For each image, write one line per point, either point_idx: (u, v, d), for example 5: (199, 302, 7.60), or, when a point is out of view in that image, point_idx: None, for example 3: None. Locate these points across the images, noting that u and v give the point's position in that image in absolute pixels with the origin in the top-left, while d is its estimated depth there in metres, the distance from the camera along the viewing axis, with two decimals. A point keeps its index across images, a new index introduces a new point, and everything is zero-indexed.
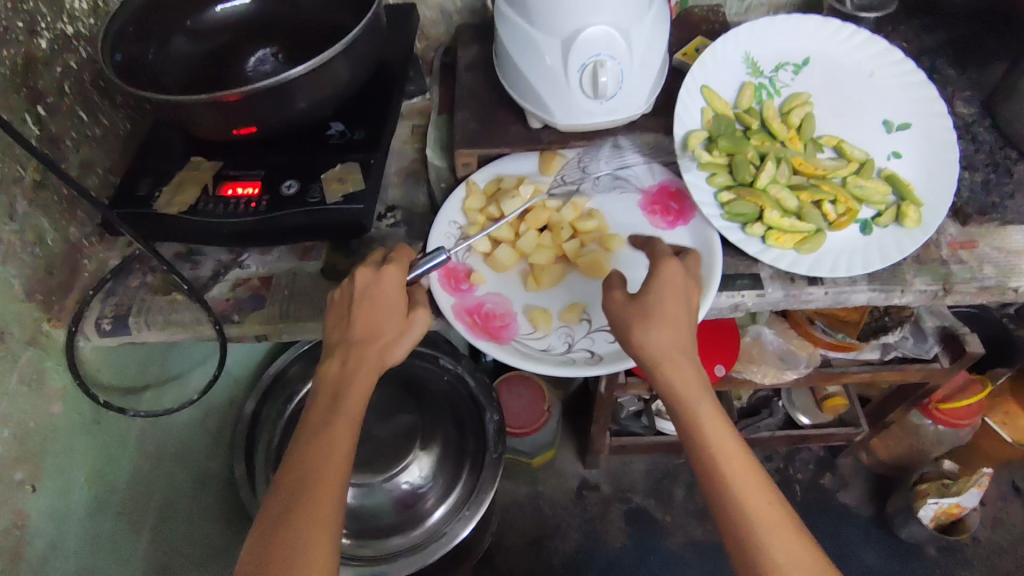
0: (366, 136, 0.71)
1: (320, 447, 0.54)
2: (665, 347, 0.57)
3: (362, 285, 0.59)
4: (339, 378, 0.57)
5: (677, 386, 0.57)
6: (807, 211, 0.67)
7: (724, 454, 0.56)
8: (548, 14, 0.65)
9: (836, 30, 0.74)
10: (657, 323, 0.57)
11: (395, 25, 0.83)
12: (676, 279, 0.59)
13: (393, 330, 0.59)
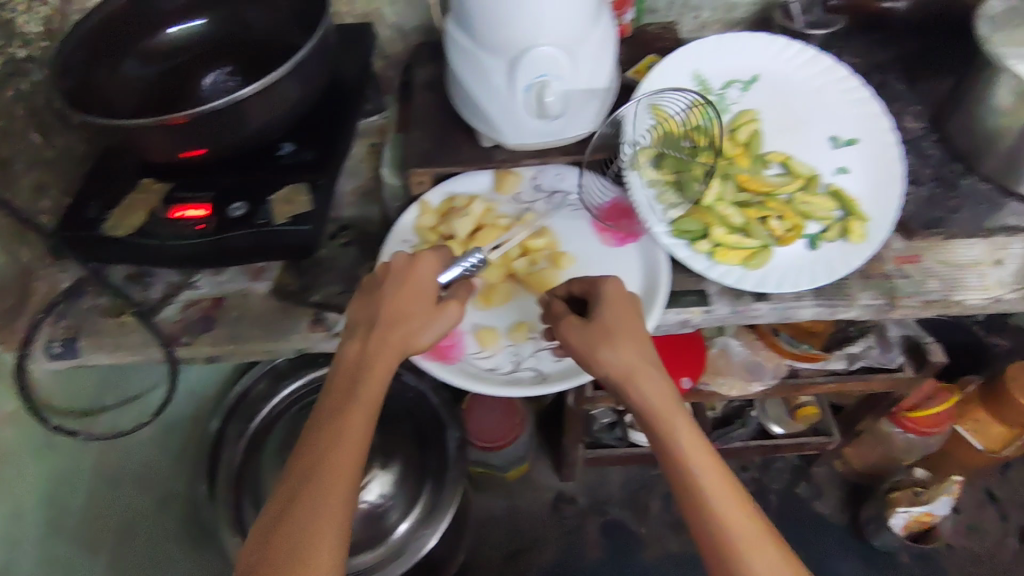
0: (316, 157, 0.71)
1: (328, 442, 0.53)
2: (629, 363, 0.57)
3: (396, 270, 0.59)
4: (353, 369, 0.56)
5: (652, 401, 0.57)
6: (752, 227, 0.68)
7: (705, 466, 0.55)
8: (493, 36, 0.65)
9: (783, 48, 0.75)
10: (617, 340, 0.58)
11: (351, 44, 0.83)
12: (622, 297, 0.61)
13: (420, 314, 0.58)
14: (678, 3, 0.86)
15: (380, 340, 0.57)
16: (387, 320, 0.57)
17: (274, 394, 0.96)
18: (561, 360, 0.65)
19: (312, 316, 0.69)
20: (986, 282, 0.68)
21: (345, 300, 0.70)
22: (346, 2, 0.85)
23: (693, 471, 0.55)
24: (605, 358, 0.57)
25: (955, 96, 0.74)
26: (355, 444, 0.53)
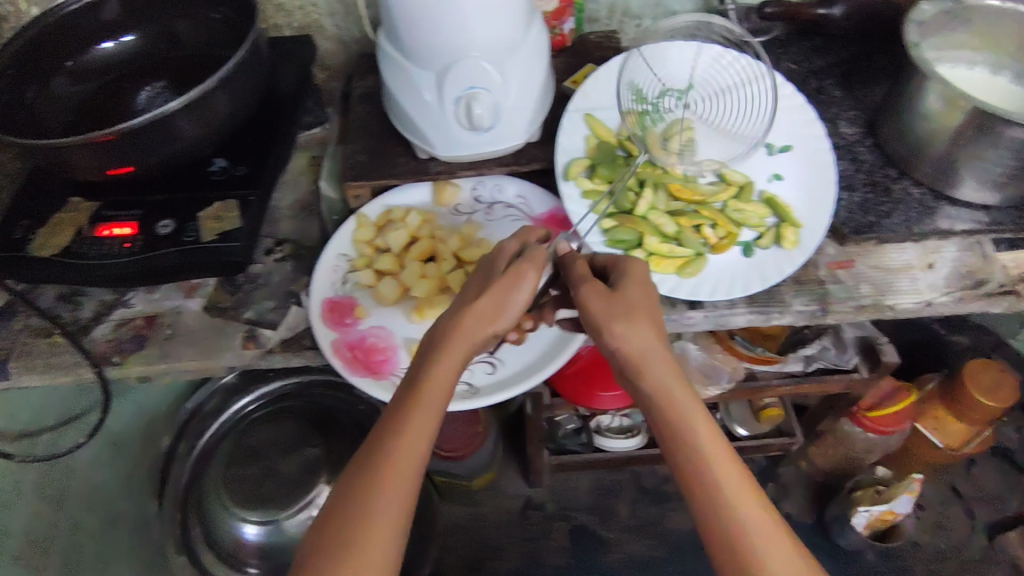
0: (248, 171, 0.71)
1: (396, 429, 0.52)
2: (644, 343, 0.56)
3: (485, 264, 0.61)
4: (426, 355, 0.55)
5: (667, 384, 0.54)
6: (685, 236, 0.68)
7: (716, 456, 0.52)
8: (420, 48, 0.65)
9: (718, 57, 0.76)
10: (636, 318, 0.56)
11: (289, 57, 0.83)
12: (643, 278, 0.60)
13: (502, 295, 0.56)
14: (618, 12, 0.87)
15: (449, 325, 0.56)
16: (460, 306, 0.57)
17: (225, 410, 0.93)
18: (494, 372, 0.65)
19: (245, 332, 0.68)
20: (917, 286, 0.68)
21: (277, 315, 0.69)
22: (284, 15, 0.84)
23: (702, 460, 0.52)
24: (620, 333, 0.56)
25: (887, 101, 0.75)
26: (423, 431, 0.52)
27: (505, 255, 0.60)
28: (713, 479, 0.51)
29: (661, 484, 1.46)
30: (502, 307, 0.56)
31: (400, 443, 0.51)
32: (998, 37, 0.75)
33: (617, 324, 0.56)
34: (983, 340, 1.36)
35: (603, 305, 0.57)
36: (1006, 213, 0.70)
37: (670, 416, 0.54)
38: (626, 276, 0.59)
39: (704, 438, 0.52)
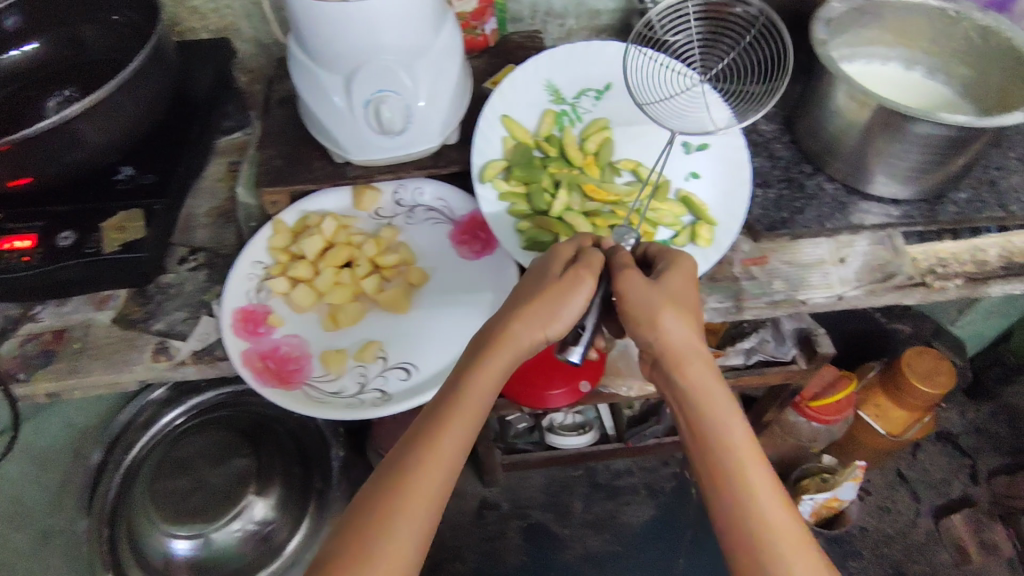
0: (156, 179, 0.68)
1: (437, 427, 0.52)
2: (684, 340, 0.56)
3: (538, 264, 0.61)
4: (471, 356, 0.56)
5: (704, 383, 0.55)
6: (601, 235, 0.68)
7: (749, 459, 0.52)
8: (326, 51, 0.64)
9: (636, 55, 0.76)
10: (683, 312, 0.56)
11: (203, 59, 0.81)
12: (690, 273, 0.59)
13: (555, 296, 0.57)
14: (541, 12, 0.87)
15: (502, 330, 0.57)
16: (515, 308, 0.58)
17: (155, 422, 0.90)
18: (408, 378, 0.64)
19: (156, 344, 0.67)
20: (829, 280, 0.70)
21: (189, 326, 0.68)
22: (199, 18, 0.83)
23: (733, 460, 0.52)
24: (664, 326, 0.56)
25: (801, 98, 0.76)
26: (459, 430, 0.53)
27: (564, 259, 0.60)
28: (746, 483, 0.51)
29: (614, 479, 1.47)
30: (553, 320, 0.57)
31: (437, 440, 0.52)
32: (910, 29, 0.75)
33: (662, 317, 0.56)
34: (924, 328, 1.39)
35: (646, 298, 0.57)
36: (916, 206, 0.71)
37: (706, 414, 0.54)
38: (670, 267, 0.59)
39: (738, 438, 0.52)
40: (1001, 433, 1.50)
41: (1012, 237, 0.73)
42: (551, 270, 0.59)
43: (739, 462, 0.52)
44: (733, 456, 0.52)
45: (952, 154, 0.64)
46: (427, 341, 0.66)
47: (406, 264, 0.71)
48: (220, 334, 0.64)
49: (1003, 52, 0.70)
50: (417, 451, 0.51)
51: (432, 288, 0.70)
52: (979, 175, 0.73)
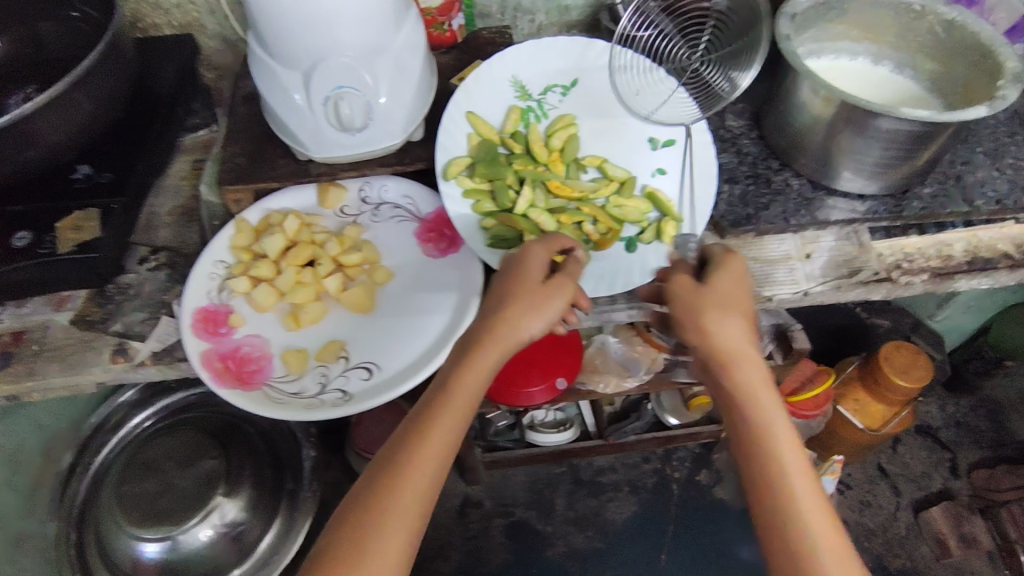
0: (115, 178, 0.67)
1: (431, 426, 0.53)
2: (735, 341, 0.55)
3: (514, 260, 0.61)
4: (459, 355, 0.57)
5: (750, 386, 0.54)
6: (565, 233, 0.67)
7: (794, 463, 0.51)
8: (284, 47, 0.63)
9: (601, 51, 0.75)
10: (729, 312, 0.56)
11: (164, 54, 0.79)
12: (743, 274, 0.58)
13: (531, 301, 0.57)
14: (510, 7, 0.86)
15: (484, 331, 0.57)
16: (498, 308, 0.58)
17: (125, 425, 0.89)
18: (370, 378, 0.63)
19: (115, 346, 0.66)
20: (795, 276, 0.70)
21: (149, 327, 0.67)
22: (163, 14, 0.82)
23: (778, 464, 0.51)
24: (712, 327, 0.55)
25: (768, 94, 0.75)
26: (451, 425, 0.53)
27: (542, 257, 0.60)
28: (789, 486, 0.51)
29: (597, 476, 1.46)
30: (534, 318, 0.57)
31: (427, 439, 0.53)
32: (876, 24, 0.75)
33: (709, 317, 0.55)
34: (903, 323, 1.40)
35: (693, 299, 0.57)
36: (882, 201, 0.71)
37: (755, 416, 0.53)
38: (721, 267, 0.58)
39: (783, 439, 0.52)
40: (981, 426, 1.50)
41: (977, 232, 0.73)
42: (529, 271, 0.59)
43: (785, 466, 0.51)
44: (779, 460, 0.52)
45: (916, 149, 0.64)
46: (391, 341, 0.66)
47: (374, 262, 0.70)
48: (180, 335, 0.63)
49: (965, 44, 0.71)
50: (417, 443, 0.52)
51: (396, 286, 0.69)
52: (945, 170, 0.73)
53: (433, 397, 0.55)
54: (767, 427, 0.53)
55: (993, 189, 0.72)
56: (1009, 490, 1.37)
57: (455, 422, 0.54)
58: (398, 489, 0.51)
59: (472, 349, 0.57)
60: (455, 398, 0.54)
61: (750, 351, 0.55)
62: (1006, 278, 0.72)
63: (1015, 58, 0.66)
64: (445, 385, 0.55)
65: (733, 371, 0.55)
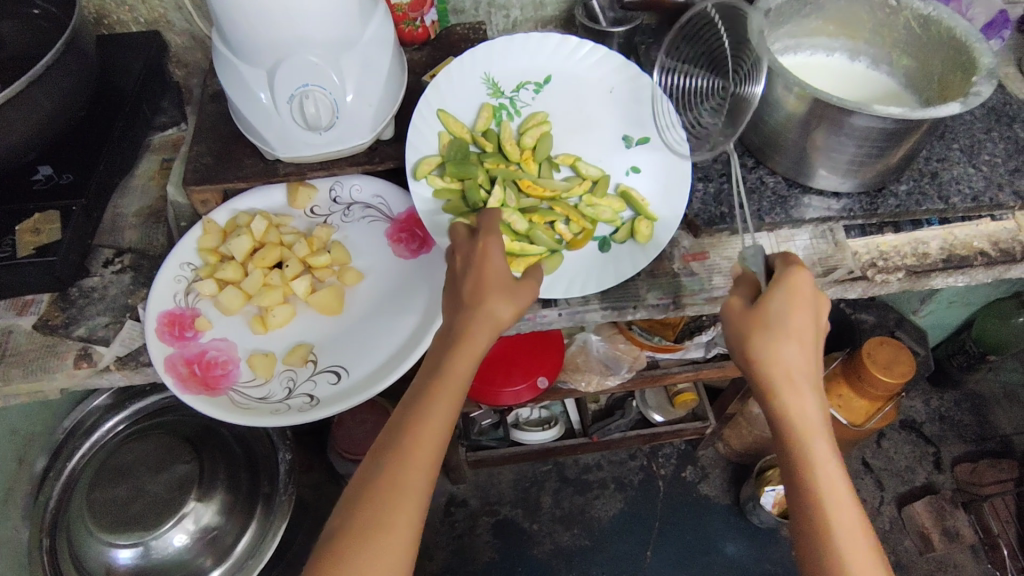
0: (75, 179, 0.66)
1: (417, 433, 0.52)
2: (788, 369, 0.52)
3: (470, 254, 0.58)
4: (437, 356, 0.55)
5: (796, 416, 0.52)
6: (537, 232, 0.66)
7: (836, 501, 0.50)
8: (247, 46, 0.61)
9: (575, 47, 0.74)
10: (782, 338, 0.52)
11: (128, 51, 0.78)
12: (809, 292, 0.53)
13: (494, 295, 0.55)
14: (483, 3, 0.85)
15: (464, 323, 0.55)
16: (466, 305, 0.55)
17: (97, 429, 0.88)
18: (338, 383, 0.62)
19: (78, 351, 0.64)
20: None
21: (112, 331, 0.65)
22: (128, 9, 0.80)
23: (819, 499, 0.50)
24: (755, 353, 0.53)
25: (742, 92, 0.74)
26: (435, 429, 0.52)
27: (499, 245, 0.58)
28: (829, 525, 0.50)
29: (583, 473, 1.46)
30: (506, 299, 0.55)
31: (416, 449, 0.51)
32: (851, 20, 0.75)
33: (753, 343, 0.53)
34: (888, 317, 1.39)
35: (740, 322, 0.54)
36: (856, 199, 0.71)
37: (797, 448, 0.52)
38: (781, 284, 0.53)
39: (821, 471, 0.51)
40: (964, 420, 1.51)
41: (953, 229, 0.72)
42: (489, 266, 0.57)
43: (826, 505, 0.50)
44: (821, 496, 0.50)
45: (889, 147, 0.64)
46: (360, 345, 0.64)
47: (345, 261, 0.69)
48: (145, 343, 0.62)
49: (941, 39, 0.70)
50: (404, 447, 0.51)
51: (365, 288, 0.68)
52: (920, 167, 0.73)
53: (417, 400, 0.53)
54: (812, 462, 0.51)
55: (968, 186, 0.72)
56: (990, 484, 1.39)
57: (439, 422, 0.53)
58: (390, 500, 0.50)
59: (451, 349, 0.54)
60: (439, 397, 0.53)
61: (805, 380, 0.53)
62: (982, 275, 0.72)
63: (990, 53, 0.64)
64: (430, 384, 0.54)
65: (780, 401, 0.52)
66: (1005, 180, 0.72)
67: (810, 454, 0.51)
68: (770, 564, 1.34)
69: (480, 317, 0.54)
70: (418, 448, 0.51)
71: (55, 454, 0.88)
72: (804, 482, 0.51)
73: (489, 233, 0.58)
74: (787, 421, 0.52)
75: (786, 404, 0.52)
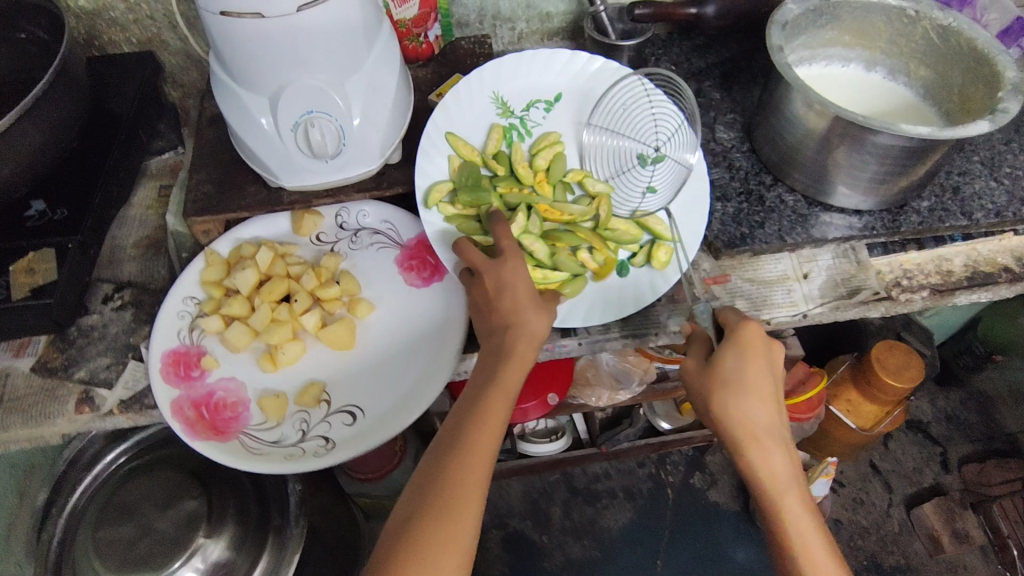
0: (70, 214, 0.63)
1: (459, 465, 0.53)
2: (753, 425, 0.56)
3: (496, 280, 0.58)
4: (480, 385, 0.56)
5: (765, 469, 0.56)
6: (559, 258, 0.63)
7: (807, 543, 0.56)
8: (247, 73, 0.59)
9: (586, 63, 0.71)
10: (744, 401, 0.56)
11: (121, 73, 0.74)
12: (760, 347, 0.56)
13: (533, 317, 0.57)
14: (488, 16, 0.82)
15: (506, 344, 0.57)
16: (505, 323, 0.57)
17: (100, 460, 0.86)
18: (353, 424, 0.60)
19: (80, 394, 0.62)
20: (792, 298, 0.67)
21: (115, 373, 0.63)
22: (120, 30, 0.76)
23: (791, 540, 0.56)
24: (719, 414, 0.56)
25: (758, 105, 0.72)
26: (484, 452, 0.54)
27: (523, 264, 0.59)
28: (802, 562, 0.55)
29: (592, 483, 1.44)
30: (544, 315, 0.58)
31: (465, 475, 0.52)
32: (869, 30, 0.72)
33: (715, 405, 0.56)
34: (895, 320, 1.37)
35: (699, 386, 0.57)
36: (878, 216, 0.69)
37: (768, 496, 0.57)
38: (732, 343, 0.56)
39: (791, 515, 0.56)
40: (971, 420, 1.50)
41: (976, 244, 0.71)
42: (517, 289, 0.57)
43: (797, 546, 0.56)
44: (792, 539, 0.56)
45: (912, 164, 0.62)
46: (375, 382, 0.62)
47: (357, 292, 0.67)
48: (148, 385, 0.60)
49: (962, 51, 0.67)
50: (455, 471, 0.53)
51: (378, 320, 0.66)
52: (942, 181, 0.71)
53: (461, 421, 0.55)
54: (784, 512, 0.56)
55: (990, 201, 0.70)
56: (999, 484, 1.37)
57: (486, 446, 0.54)
58: (444, 526, 0.51)
59: (496, 369, 0.56)
60: (481, 424, 0.54)
61: (770, 434, 0.57)
62: (1006, 292, 0.71)
63: (1014, 67, 0.62)
64: (473, 405, 0.55)
65: (748, 455, 0.57)
66: None
67: (779, 503, 0.56)
68: None
69: (524, 335, 0.57)
70: (466, 471, 0.52)
71: (56, 489, 0.84)
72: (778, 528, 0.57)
73: (514, 251, 0.59)
74: (756, 472, 0.57)
75: (754, 458, 0.57)
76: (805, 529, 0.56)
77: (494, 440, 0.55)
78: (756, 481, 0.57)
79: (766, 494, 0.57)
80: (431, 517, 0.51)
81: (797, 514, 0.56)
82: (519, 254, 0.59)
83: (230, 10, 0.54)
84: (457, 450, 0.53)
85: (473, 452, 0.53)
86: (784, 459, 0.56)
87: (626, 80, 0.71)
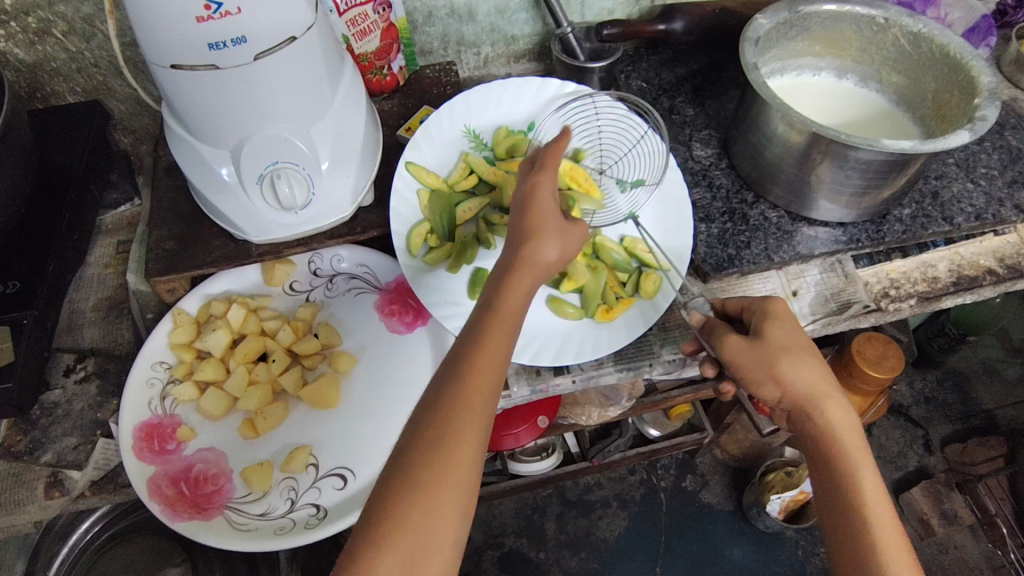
0: (22, 286, 0.59)
1: (460, 396, 0.43)
2: (812, 384, 0.53)
3: (520, 195, 0.52)
4: (478, 315, 0.47)
5: (839, 431, 0.51)
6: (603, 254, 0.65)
7: (880, 521, 0.48)
8: (205, 127, 0.55)
9: (558, 91, 0.70)
10: (800, 358, 0.53)
11: (63, 125, 0.69)
12: (793, 316, 0.56)
13: (552, 247, 0.49)
14: (452, 43, 0.79)
15: (509, 262, 0.49)
16: (518, 241, 0.50)
17: (74, 530, 0.76)
18: (345, 488, 0.58)
19: (48, 478, 0.58)
20: None
21: (84, 454, 0.59)
22: (63, 80, 0.71)
23: (861, 521, 0.48)
24: (788, 377, 0.52)
25: (733, 121, 0.71)
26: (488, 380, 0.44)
27: (554, 181, 0.51)
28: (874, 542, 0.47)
29: (585, 494, 1.33)
30: (556, 242, 0.50)
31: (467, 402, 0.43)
32: (838, 38, 0.72)
33: (783, 368, 0.52)
34: None
35: (756, 356, 0.53)
36: (861, 227, 0.68)
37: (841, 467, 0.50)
38: (769, 315, 0.55)
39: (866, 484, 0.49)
40: (948, 399, 1.40)
41: (959, 248, 0.71)
42: (540, 206, 0.50)
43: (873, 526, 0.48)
44: (867, 513, 0.48)
45: (894, 175, 0.60)
46: (362, 442, 0.60)
47: (334, 345, 0.64)
48: (121, 461, 0.56)
49: (935, 57, 0.67)
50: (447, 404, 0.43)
51: (361, 372, 0.63)
52: (921, 187, 0.71)
53: (461, 351, 0.45)
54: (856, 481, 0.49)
55: (969, 204, 0.70)
56: (982, 462, 1.29)
57: (491, 378, 0.45)
58: (437, 470, 0.41)
59: (507, 285, 0.48)
60: (489, 354, 0.45)
61: (833, 397, 0.53)
62: (990, 292, 0.71)
63: (988, 72, 0.61)
64: (474, 329, 0.46)
65: (823, 417, 0.52)
66: (1005, 194, 0.70)
67: (853, 472, 0.50)
68: (779, 567, 1.24)
69: (527, 262, 0.49)
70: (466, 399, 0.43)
71: (31, 560, 0.75)
72: (847, 507, 0.49)
73: (550, 161, 0.51)
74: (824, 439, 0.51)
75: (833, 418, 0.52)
76: (880, 506, 0.48)
77: (495, 376, 0.45)
78: (827, 452, 0.51)
79: (846, 472, 0.50)
80: (420, 452, 0.42)
81: (875, 498, 0.49)
82: (550, 170, 0.51)
83: (181, 63, 0.50)
84: (435, 437, 0.42)
85: (457, 439, 0.42)
86: (856, 420, 0.52)
87: (569, 105, 0.70)
